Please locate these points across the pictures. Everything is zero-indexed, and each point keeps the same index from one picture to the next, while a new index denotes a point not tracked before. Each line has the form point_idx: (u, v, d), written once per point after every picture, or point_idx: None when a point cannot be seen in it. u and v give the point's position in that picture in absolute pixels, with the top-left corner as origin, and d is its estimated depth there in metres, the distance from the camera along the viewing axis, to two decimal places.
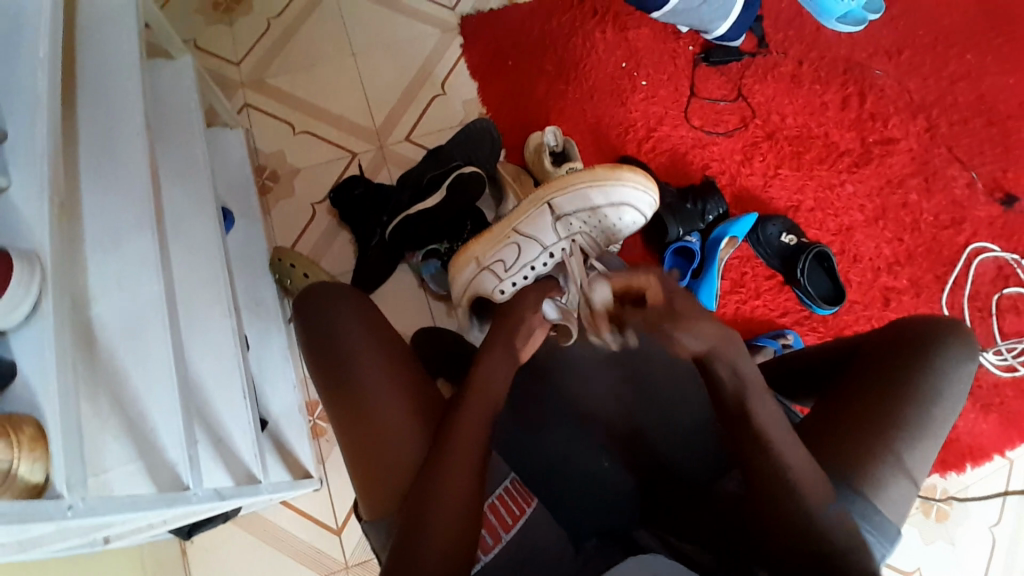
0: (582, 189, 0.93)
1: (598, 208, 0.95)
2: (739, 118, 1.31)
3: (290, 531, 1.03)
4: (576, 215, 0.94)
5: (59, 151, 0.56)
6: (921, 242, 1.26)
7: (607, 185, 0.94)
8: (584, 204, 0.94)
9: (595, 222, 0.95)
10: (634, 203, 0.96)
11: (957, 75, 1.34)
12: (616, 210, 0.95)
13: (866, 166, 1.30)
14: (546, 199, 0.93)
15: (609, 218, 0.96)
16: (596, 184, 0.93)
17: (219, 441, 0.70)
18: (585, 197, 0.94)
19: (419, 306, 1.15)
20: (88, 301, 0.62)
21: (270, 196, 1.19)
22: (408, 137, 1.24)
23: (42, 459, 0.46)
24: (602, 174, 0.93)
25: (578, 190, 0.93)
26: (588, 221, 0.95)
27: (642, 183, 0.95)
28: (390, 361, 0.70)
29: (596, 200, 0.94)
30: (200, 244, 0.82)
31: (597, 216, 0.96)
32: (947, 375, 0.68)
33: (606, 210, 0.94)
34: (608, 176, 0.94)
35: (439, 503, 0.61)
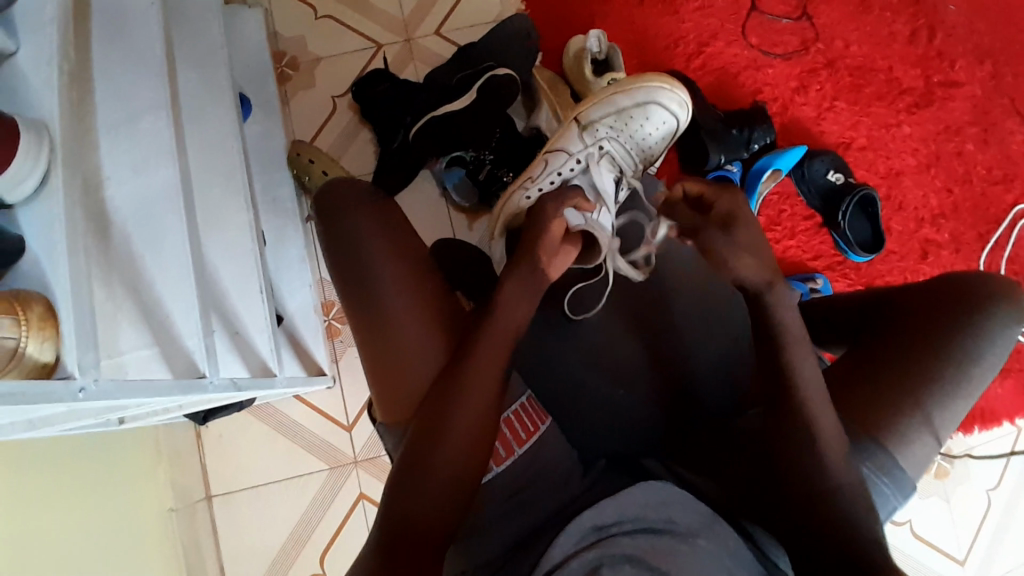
0: (610, 94, 0.85)
1: (628, 108, 0.86)
2: (800, 40, 1.19)
3: (303, 424, 1.06)
4: (603, 120, 0.85)
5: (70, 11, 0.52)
6: (970, 195, 1.19)
7: (632, 88, 0.85)
8: (608, 107, 0.86)
9: (625, 126, 0.86)
10: (665, 103, 0.87)
11: None
12: (653, 111, 0.86)
13: (929, 107, 1.20)
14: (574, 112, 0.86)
15: (636, 121, 0.86)
16: (624, 87, 0.85)
17: (237, 333, 0.70)
18: (613, 99, 0.85)
19: (437, 217, 1.11)
20: (99, 181, 0.57)
21: (288, 86, 1.12)
22: (437, 32, 1.15)
23: (52, 340, 0.44)
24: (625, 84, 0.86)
25: (604, 96, 0.85)
26: (614, 126, 0.86)
27: (670, 84, 0.87)
28: (411, 271, 0.68)
29: (623, 100, 0.85)
30: (216, 130, 0.77)
31: (627, 117, 0.86)
32: (992, 337, 0.65)
33: (633, 111, 0.86)
34: (635, 81, 0.86)
35: (458, 417, 0.60)
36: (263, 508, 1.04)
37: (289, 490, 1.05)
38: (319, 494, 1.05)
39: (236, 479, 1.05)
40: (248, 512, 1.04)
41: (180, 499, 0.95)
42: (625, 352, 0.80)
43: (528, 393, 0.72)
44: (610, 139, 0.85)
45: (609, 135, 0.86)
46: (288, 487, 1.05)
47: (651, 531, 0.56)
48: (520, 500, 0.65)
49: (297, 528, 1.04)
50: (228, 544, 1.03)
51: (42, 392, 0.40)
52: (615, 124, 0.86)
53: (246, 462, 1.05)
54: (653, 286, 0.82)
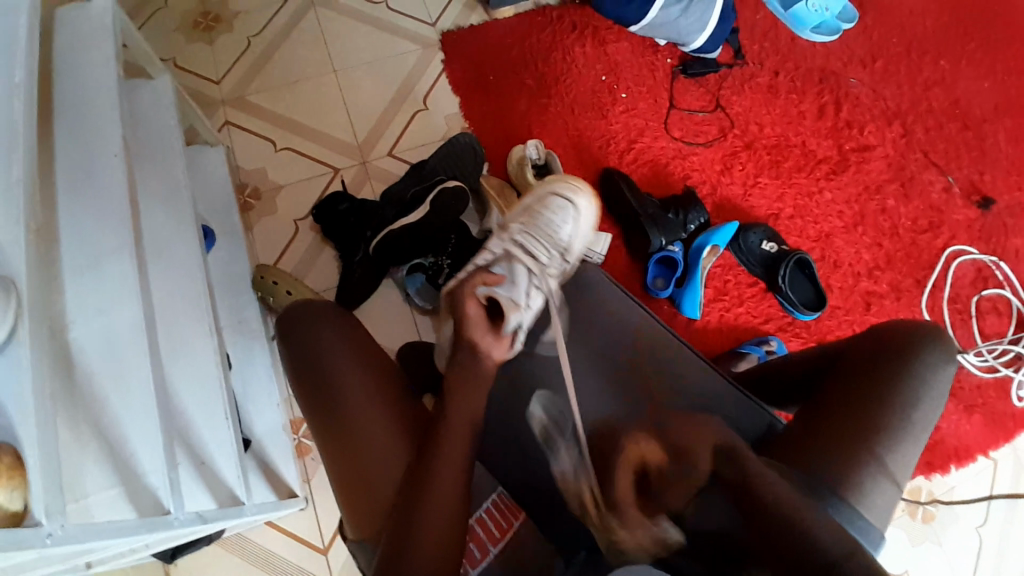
0: (523, 202, 1.00)
1: (537, 208, 0.97)
2: (718, 129, 1.33)
3: (277, 552, 1.01)
4: (517, 220, 0.96)
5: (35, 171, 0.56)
6: (901, 245, 1.29)
7: (539, 193, 0.99)
8: (520, 211, 0.98)
9: (535, 222, 0.95)
10: (565, 198, 0.98)
11: (923, 87, 1.38)
12: (561, 207, 0.97)
13: (844, 173, 1.33)
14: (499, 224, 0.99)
15: (546, 217, 0.96)
16: (533, 194, 0.99)
17: (202, 463, 0.69)
18: (525, 204, 0.99)
19: (403, 323, 1.14)
20: (64, 326, 0.60)
21: (251, 214, 1.18)
22: (390, 152, 1.25)
23: (21, 488, 0.45)
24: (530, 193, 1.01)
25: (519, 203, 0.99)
26: (527, 224, 0.95)
27: (569, 183, 1.00)
28: (373, 378, 0.70)
29: (529, 201, 0.98)
30: (180, 263, 0.81)
31: (538, 215, 0.96)
32: (925, 381, 0.69)
33: (542, 209, 0.97)
34: (540, 186, 1.00)
35: (427, 521, 0.60)
36: None
37: None
38: None
39: None
40: None
41: None
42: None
43: (500, 489, 0.77)
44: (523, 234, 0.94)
45: (524, 231, 0.94)
46: None
47: None
48: None
49: None
50: None
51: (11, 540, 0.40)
52: (528, 225, 0.95)
53: None
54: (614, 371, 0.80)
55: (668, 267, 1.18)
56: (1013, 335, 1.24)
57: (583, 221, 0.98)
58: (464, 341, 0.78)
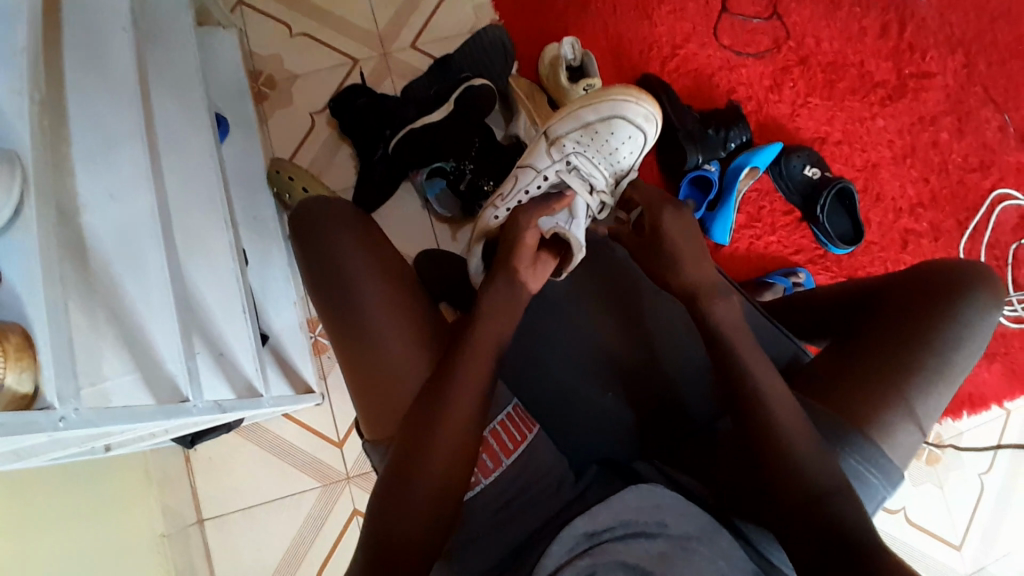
0: (575, 109, 0.84)
1: (594, 124, 0.83)
2: (772, 39, 1.21)
3: (294, 443, 1.05)
4: (569, 135, 0.84)
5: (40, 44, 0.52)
6: (947, 183, 1.21)
7: (597, 101, 0.83)
8: (575, 121, 0.84)
9: (592, 141, 0.84)
10: (632, 118, 0.83)
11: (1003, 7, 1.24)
12: (629, 130, 0.83)
13: (901, 99, 1.22)
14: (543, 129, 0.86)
15: (603, 136, 0.84)
16: (588, 102, 0.83)
17: (220, 355, 0.70)
18: (579, 113, 0.84)
19: (421, 230, 1.11)
20: (75, 208, 0.55)
21: (267, 105, 1.12)
22: (413, 45, 1.15)
23: (30, 370, 0.43)
24: (587, 99, 0.84)
25: (569, 110, 0.84)
26: (581, 141, 0.84)
27: (637, 97, 0.83)
28: (390, 286, 0.68)
29: (587, 115, 0.83)
30: (193, 153, 0.77)
31: (595, 133, 0.83)
32: (970, 326, 0.66)
33: (599, 126, 0.83)
34: (600, 93, 0.83)
35: (443, 431, 0.60)
36: (256, 530, 1.03)
37: (282, 509, 1.04)
38: (312, 513, 1.04)
39: (228, 501, 1.03)
40: (242, 533, 1.03)
41: (173, 524, 0.93)
42: (615, 356, 0.79)
43: (515, 401, 0.72)
44: (577, 155, 0.84)
45: (577, 150, 0.84)
46: (281, 507, 1.04)
47: (644, 537, 0.56)
48: (512, 514, 0.65)
49: (292, 546, 1.03)
50: (222, 568, 1.01)
51: (21, 422, 0.39)
52: (582, 142, 0.84)
53: (238, 484, 1.04)
54: (645, 294, 0.82)
55: (701, 188, 1.10)
56: None
57: (647, 141, 0.86)
58: (502, 267, 0.69)
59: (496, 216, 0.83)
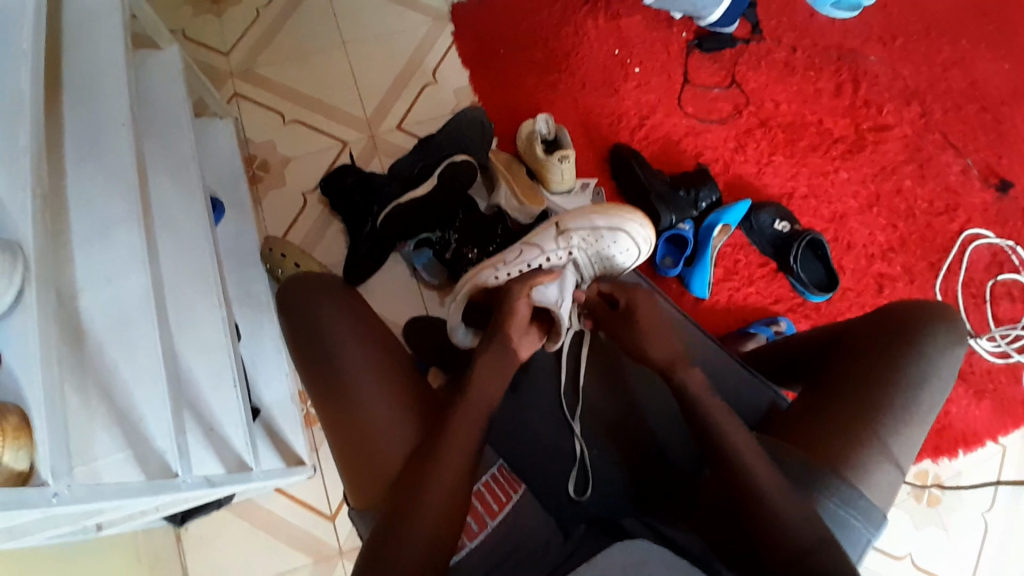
0: (593, 213, 0.85)
1: (602, 231, 0.85)
2: (733, 105, 1.31)
3: (285, 519, 1.03)
4: (578, 231, 0.85)
5: (41, 137, 0.56)
6: (916, 228, 1.26)
7: (612, 213, 0.85)
8: (585, 221, 0.85)
9: (594, 244, 0.85)
10: (634, 233, 0.86)
11: (945, 64, 1.35)
12: (627, 246, 0.87)
13: (860, 153, 1.30)
14: (555, 217, 0.86)
15: (607, 242, 0.85)
16: (606, 211, 0.85)
17: (212, 429, 0.70)
18: (593, 217, 0.85)
19: (409, 297, 1.14)
20: (74, 292, 0.61)
21: (260, 186, 1.18)
22: (398, 126, 1.23)
23: (27, 447, 0.45)
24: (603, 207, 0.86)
25: (586, 210, 0.85)
26: (586, 242, 0.85)
27: (643, 219, 0.86)
28: (376, 354, 0.70)
29: (598, 220, 0.84)
30: (189, 233, 0.81)
31: (600, 240, 0.85)
32: (933, 365, 0.68)
33: (607, 235, 0.85)
34: (612, 205, 0.85)
35: (428, 492, 0.60)
36: None
37: None
38: None
39: None
40: None
41: None
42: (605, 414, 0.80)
43: (499, 462, 0.72)
44: (579, 252, 0.85)
45: (580, 247, 0.85)
46: None
47: None
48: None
49: None
50: None
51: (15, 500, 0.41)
52: (588, 244, 0.85)
53: (228, 566, 1.00)
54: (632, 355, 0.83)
55: (678, 246, 1.17)
56: None
57: (639, 256, 0.90)
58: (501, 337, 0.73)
59: (496, 278, 0.84)
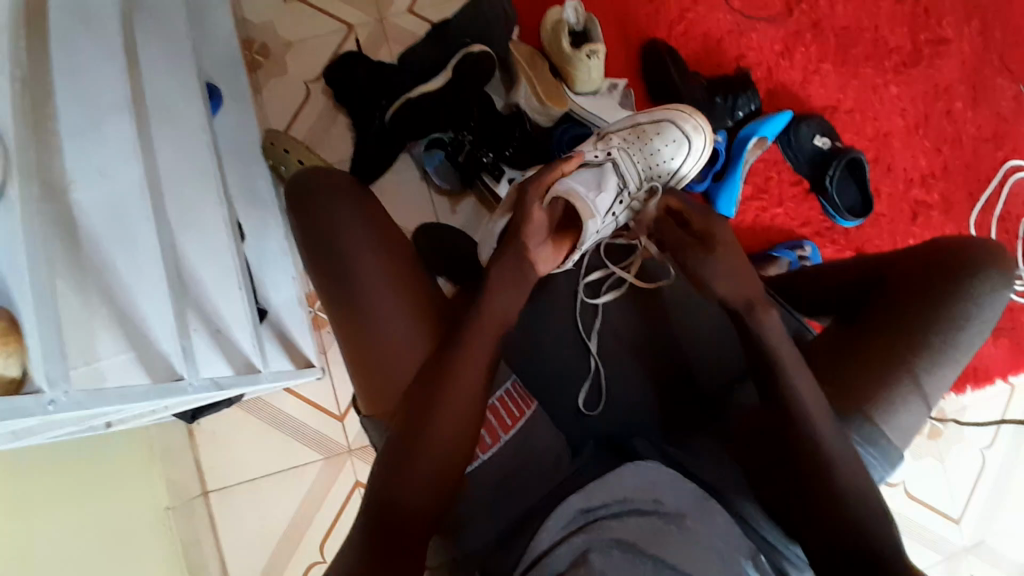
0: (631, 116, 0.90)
1: (643, 126, 0.88)
2: (783, 2, 1.16)
3: (295, 417, 1.06)
4: (618, 131, 0.87)
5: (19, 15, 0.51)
6: (960, 154, 1.17)
7: (651, 113, 0.90)
8: (626, 123, 0.89)
9: (637, 139, 0.86)
10: (680, 125, 0.88)
11: None
12: (675, 134, 0.87)
13: (917, 66, 1.18)
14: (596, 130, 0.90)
15: (651, 137, 0.87)
16: (642, 113, 0.90)
17: (218, 331, 0.69)
18: (629, 118, 0.89)
19: (419, 202, 1.08)
20: (65, 184, 0.55)
21: (260, 73, 1.09)
22: (410, 10, 1.12)
23: (16, 354, 0.42)
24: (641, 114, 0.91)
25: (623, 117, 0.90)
26: (628, 138, 0.86)
27: (688, 112, 0.90)
28: (389, 260, 0.67)
29: (638, 117, 0.89)
30: (185, 123, 0.75)
31: (642, 134, 0.87)
32: (980, 305, 0.65)
33: (648, 128, 0.87)
34: (653, 108, 0.91)
35: (444, 413, 0.60)
36: (259, 502, 1.04)
37: (284, 482, 1.05)
38: (315, 486, 1.05)
39: (230, 475, 1.04)
40: (246, 506, 1.04)
41: (177, 497, 0.93)
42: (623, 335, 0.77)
43: (513, 377, 0.71)
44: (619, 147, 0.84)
45: (622, 144, 0.85)
46: (284, 480, 1.05)
47: (639, 515, 0.56)
48: (512, 497, 0.64)
49: (296, 517, 1.05)
50: (227, 540, 1.02)
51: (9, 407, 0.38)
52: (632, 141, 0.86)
53: (241, 457, 1.04)
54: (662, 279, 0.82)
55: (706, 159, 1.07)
56: None
57: (694, 152, 0.88)
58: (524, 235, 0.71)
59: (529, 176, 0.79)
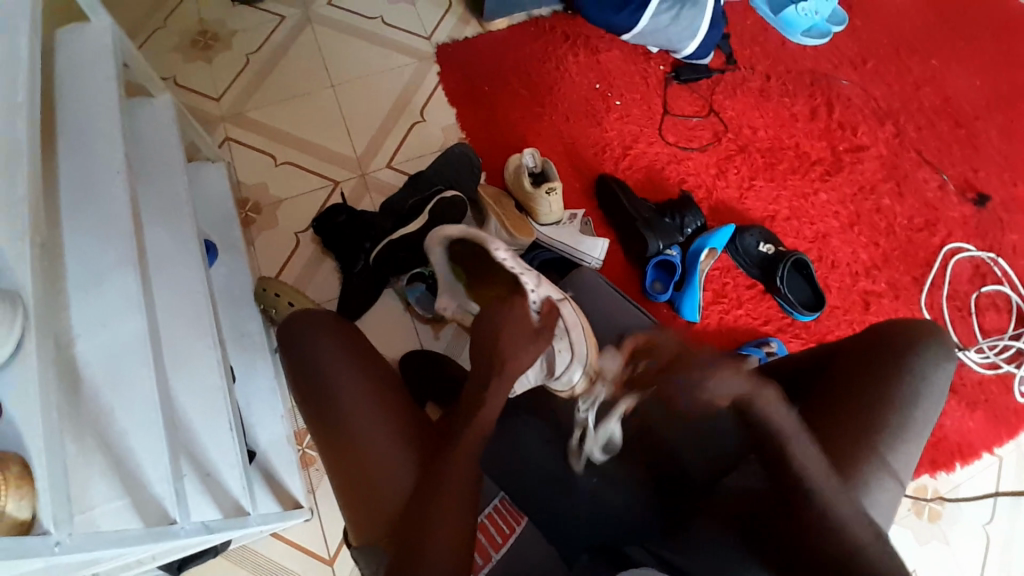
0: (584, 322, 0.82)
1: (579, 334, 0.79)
2: (712, 133, 1.35)
3: (282, 564, 1.01)
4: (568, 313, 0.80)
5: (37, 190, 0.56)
6: (896, 244, 1.29)
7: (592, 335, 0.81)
8: (577, 317, 0.81)
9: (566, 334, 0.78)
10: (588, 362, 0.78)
11: (922, 79, 1.41)
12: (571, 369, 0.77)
13: (838, 174, 1.34)
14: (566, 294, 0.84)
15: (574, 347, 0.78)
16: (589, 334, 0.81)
17: (208, 474, 0.70)
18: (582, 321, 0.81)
19: (404, 332, 1.14)
20: (70, 339, 0.62)
21: (252, 228, 1.20)
22: (388, 164, 1.26)
23: (29, 496, 0.45)
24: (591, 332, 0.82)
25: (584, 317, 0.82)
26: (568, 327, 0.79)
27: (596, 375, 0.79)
28: (377, 390, 0.70)
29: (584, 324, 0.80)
30: (185, 278, 0.82)
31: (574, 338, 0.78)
32: (926, 382, 0.69)
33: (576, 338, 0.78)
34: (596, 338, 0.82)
35: (441, 528, 0.61)
36: None
37: None
38: None
39: None
40: None
41: None
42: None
43: (502, 494, 0.79)
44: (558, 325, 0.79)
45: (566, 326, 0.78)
46: None
47: None
48: None
49: None
50: None
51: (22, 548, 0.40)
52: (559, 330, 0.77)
53: None
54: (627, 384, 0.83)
55: (666, 270, 1.19)
56: (1015, 331, 1.24)
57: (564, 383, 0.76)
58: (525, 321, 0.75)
59: (497, 252, 0.83)
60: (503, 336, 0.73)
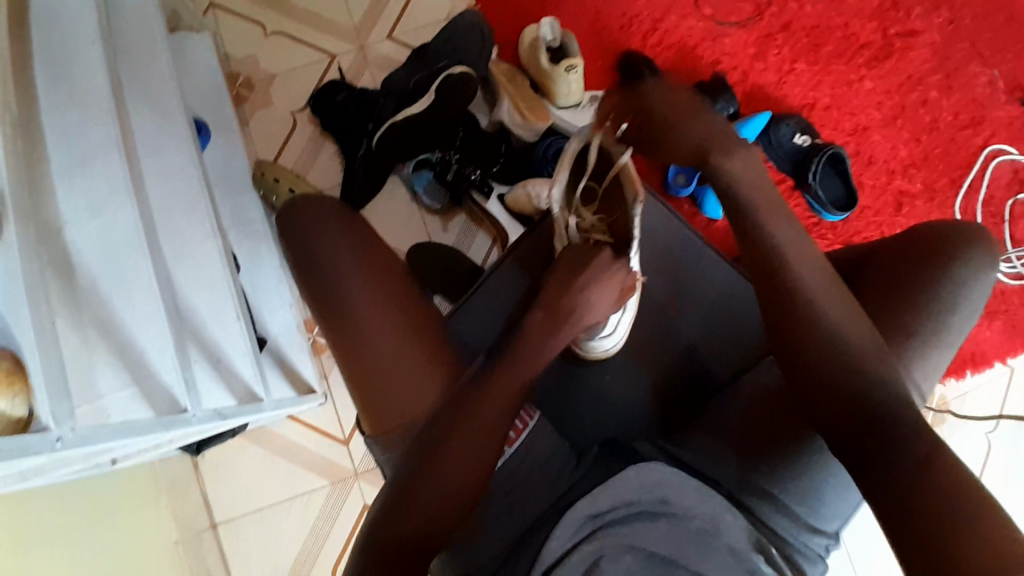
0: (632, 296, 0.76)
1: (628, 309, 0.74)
2: (754, 7, 1.19)
3: (300, 444, 1.05)
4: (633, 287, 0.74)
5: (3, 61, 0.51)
6: (939, 142, 1.19)
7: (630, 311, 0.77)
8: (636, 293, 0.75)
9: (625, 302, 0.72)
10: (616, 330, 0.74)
11: None
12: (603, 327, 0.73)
13: (887, 60, 1.20)
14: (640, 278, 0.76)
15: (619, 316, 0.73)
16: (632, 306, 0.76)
17: (219, 361, 0.69)
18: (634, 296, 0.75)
19: (411, 222, 1.09)
20: (58, 225, 0.56)
21: (246, 106, 1.11)
22: (389, 36, 1.14)
23: (22, 394, 0.45)
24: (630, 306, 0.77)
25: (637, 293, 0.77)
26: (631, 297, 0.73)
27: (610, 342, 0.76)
28: (382, 289, 0.67)
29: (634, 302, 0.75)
30: (175, 162, 0.76)
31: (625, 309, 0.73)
32: (966, 289, 0.65)
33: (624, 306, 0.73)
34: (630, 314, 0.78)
35: (463, 425, 0.58)
36: (267, 530, 1.03)
37: (294, 507, 1.04)
38: (323, 509, 1.04)
39: (238, 505, 1.03)
40: (253, 536, 1.03)
41: (184, 531, 0.94)
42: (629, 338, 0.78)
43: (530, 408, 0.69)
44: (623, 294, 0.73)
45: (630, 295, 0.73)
46: (295, 503, 1.04)
47: (648, 519, 0.57)
48: (511, 511, 0.64)
49: (307, 544, 1.03)
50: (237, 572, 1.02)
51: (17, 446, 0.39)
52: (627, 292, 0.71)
53: (249, 488, 1.04)
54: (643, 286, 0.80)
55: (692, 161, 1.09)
56: None
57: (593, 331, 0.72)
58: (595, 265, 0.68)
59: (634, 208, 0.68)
60: (578, 285, 0.67)
